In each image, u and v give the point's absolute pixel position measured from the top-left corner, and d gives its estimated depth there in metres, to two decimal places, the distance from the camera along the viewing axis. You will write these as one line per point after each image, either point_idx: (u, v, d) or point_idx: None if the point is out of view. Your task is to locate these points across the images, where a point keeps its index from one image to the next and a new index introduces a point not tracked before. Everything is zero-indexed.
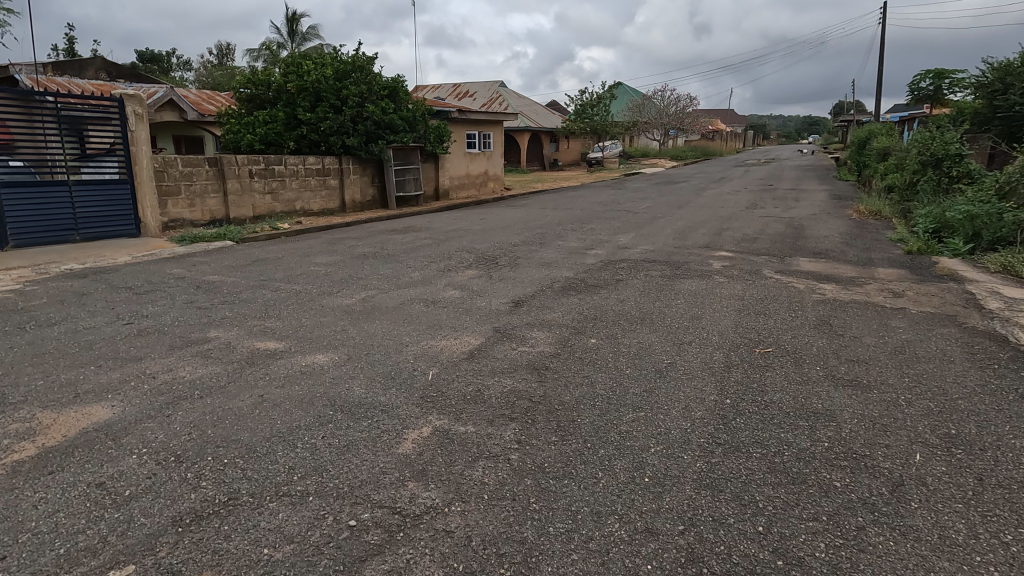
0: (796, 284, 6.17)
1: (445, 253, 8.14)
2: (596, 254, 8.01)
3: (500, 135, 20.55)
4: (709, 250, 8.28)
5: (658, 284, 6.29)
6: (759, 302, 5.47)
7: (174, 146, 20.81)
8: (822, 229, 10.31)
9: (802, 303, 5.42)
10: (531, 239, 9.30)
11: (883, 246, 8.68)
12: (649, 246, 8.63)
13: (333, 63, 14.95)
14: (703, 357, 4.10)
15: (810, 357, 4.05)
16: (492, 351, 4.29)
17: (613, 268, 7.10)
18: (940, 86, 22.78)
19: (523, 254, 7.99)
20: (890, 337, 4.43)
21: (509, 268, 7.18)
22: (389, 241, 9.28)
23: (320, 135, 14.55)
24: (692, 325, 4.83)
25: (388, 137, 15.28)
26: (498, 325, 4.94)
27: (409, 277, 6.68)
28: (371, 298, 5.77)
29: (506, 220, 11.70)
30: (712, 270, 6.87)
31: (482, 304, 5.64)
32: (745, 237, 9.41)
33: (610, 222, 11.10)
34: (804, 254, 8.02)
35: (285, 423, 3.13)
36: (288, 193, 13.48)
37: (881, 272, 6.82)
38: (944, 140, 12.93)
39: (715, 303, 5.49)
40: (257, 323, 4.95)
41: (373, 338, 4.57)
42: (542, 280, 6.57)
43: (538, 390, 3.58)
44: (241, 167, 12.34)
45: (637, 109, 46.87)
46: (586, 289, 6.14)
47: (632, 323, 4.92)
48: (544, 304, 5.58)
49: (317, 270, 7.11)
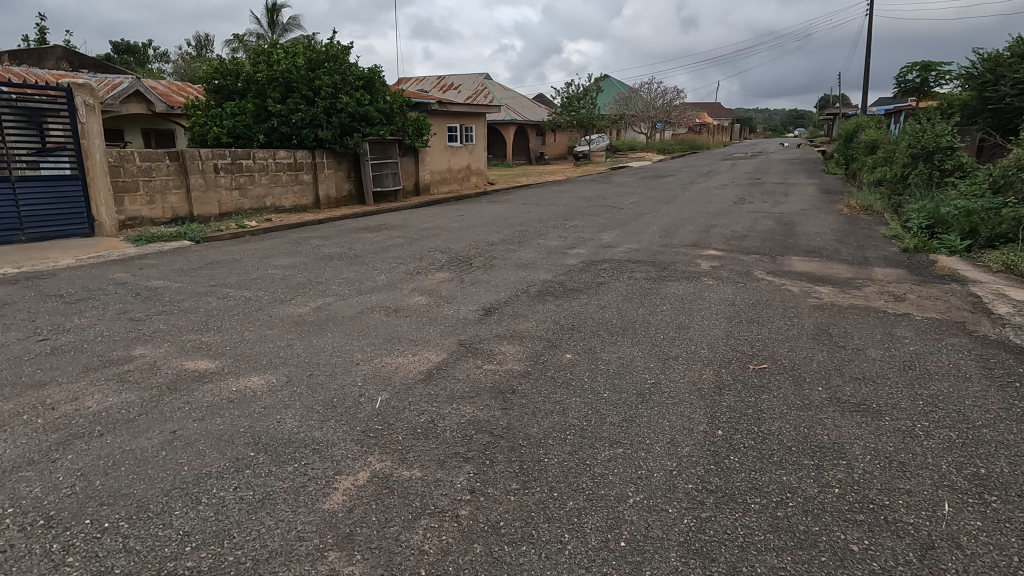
0: (790, 286, 5.73)
1: (417, 254, 7.62)
2: (578, 254, 7.53)
3: (482, 128, 19.97)
4: (696, 248, 7.84)
5: (643, 287, 5.83)
6: (750, 308, 5.02)
7: (143, 140, 19.97)
8: (813, 225, 9.91)
9: (797, 309, 4.98)
10: (510, 237, 8.80)
11: (877, 243, 8.31)
12: (634, 245, 8.17)
13: (305, 52, 14.27)
14: (689, 376, 3.63)
15: (810, 374, 3.60)
16: (453, 370, 3.79)
17: (594, 270, 6.63)
18: (927, 78, 22.61)
19: (500, 254, 7.50)
20: (896, 350, 4.00)
21: (484, 270, 6.68)
22: (359, 241, 8.73)
23: (292, 128, 13.90)
24: (677, 336, 4.36)
25: (363, 130, 14.64)
26: (464, 337, 4.44)
27: (374, 281, 6.16)
28: (327, 307, 5.25)
29: (485, 217, 11.19)
30: (700, 271, 6.42)
31: (449, 311, 5.14)
32: (734, 234, 8.98)
33: (594, 219, 10.64)
34: (796, 253, 7.60)
35: (191, 471, 2.61)
36: (257, 188, 12.83)
37: (878, 272, 6.43)
38: (935, 132, 12.61)
39: (703, 309, 5.03)
40: (191, 337, 4.41)
41: (320, 355, 4.05)
42: (516, 283, 6.08)
43: (501, 421, 3.10)
44: (205, 162, 11.67)
45: (624, 102, 46.49)
46: (565, 293, 5.65)
47: (610, 333, 4.45)
48: (518, 311, 5.09)
49: (275, 273, 6.55)
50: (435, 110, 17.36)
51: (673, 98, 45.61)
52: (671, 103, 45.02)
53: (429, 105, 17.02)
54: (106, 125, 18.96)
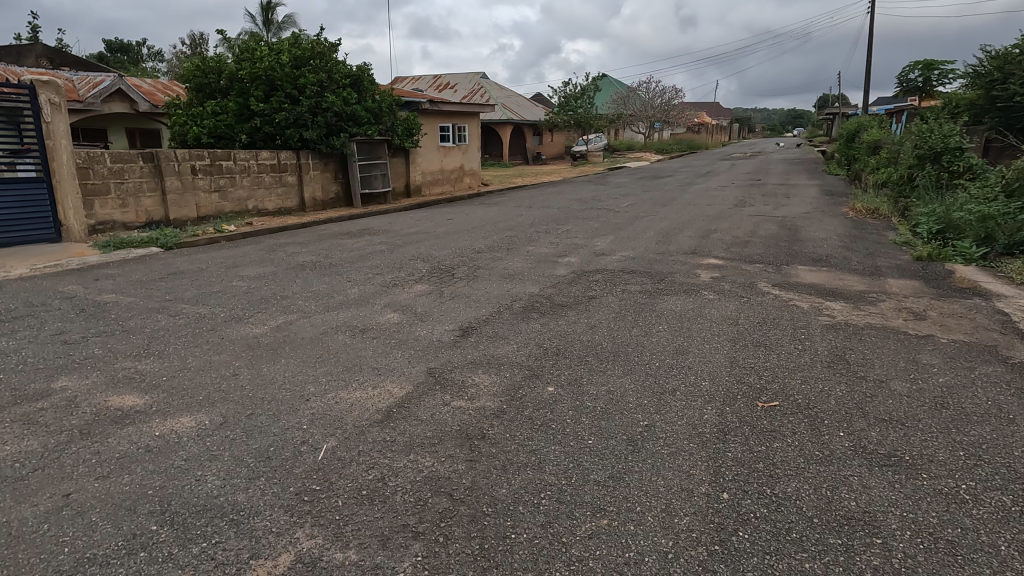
0: (799, 302, 5.23)
1: (396, 263, 7.12)
2: (569, 263, 7.04)
3: (476, 127, 19.47)
4: (695, 257, 7.35)
5: (637, 303, 5.34)
6: (756, 328, 4.53)
7: (127, 140, 19.43)
8: (818, 230, 9.42)
9: (808, 330, 4.48)
10: (498, 244, 8.30)
11: (888, 250, 7.82)
12: (629, 252, 7.68)
13: (290, 49, 13.75)
14: (688, 416, 3.14)
15: (828, 414, 3.12)
16: (417, 408, 3.29)
17: (586, 282, 6.14)
18: (929, 77, 22.21)
19: (485, 263, 7.01)
20: (924, 383, 3.51)
21: (466, 282, 6.19)
22: (338, 248, 8.22)
23: (275, 128, 13.39)
24: (675, 364, 3.86)
25: (351, 130, 14.11)
26: (434, 364, 3.93)
27: (345, 295, 5.65)
28: (288, 326, 4.75)
29: (474, 221, 10.70)
30: (700, 284, 5.93)
31: (422, 332, 4.63)
32: (735, 239, 8.49)
33: (588, 224, 10.14)
34: (803, 262, 7.10)
35: (72, 555, 2.11)
36: (238, 191, 12.33)
37: (892, 285, 5.95)
38: (943, 132, 12.14)
39: (703, 330, 4.53)
40: (126, 366, 3.90)
41: (267, 388, 3.54)
42: (500, 298, 5.57)
43: (464, 479, 2.60)
44: (182, 163, 11.16)
45: (621, 101, 46.02)
46: (551, 310, 5.15)
47: (600, 361, 3.95)
48: (498, 332, 4.60)
49: (239, 287, 6.04)
50: (426, 109, 16.84)
51: (671, 98, 45.16)
52: (669, 102, 44.56)
53: (420, 104, 16.49)
54: (89, 125, 18.42)
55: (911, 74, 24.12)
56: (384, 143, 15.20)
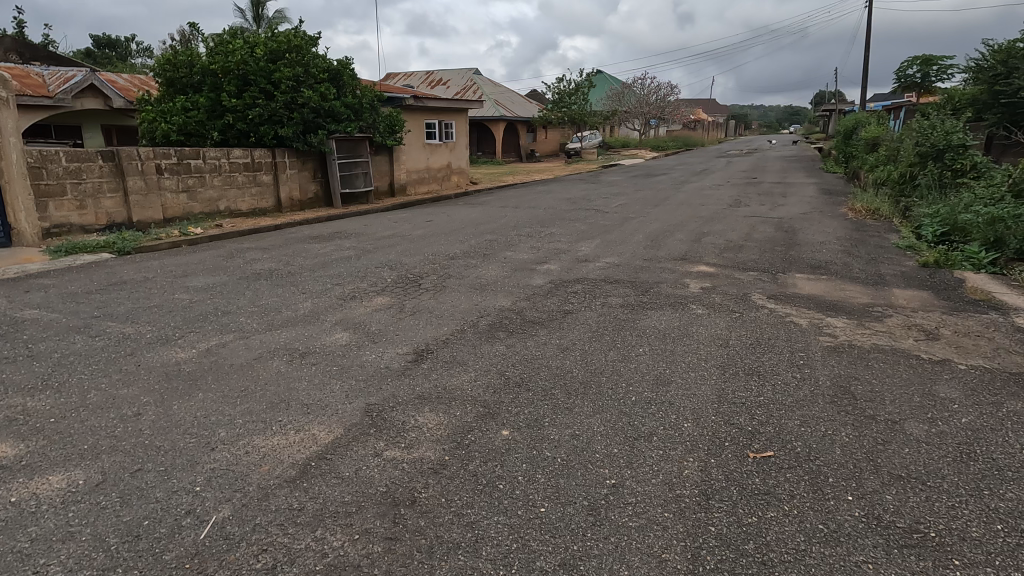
0: (797, 319, 4.69)
1: (362, 272, 6.58)
2: (548, 271, 6.51)
3: (463, 124, 18.87)
4: (685, 263, 6.82)
5: (618, 319, 4.81)
6: (749, 352, 3.99)
7: (103, 137, 18.79)
8: (817, 232, 8.89)
9: (808, 354, 3.94)
10: (475, 250, 7.75)
11: (892, 256, 7.29)
12: (614, 258, 7.14)
13: (265, 42, 13.15)
14: (664, 473, 2.61)
15: (835, 470, 2.58)
16: (341, 460, 2.74)
17: (564, 293, 5.60)
18: (928, 73, 21.76)
19: (457, 272, 6.47)
20: (946, 424, 2.97)
21: (432, 294, 5.65)
22: (302, 254, 7.66)
23: (249, 125, 12.77)
24: (654, 400, 3.31)
25: (329, 126, 13.50)
26: (374, 400, 3.38)
27: (294, 311, 5.08)
28: (219, 349, 4.19)
29: (455, 223, 10.16)
30: (689, 296, 5.40)
31: (370, 357, 4.06)
32: (729, 243, 7.96)
33: (574, 226, 9.60)
34: (801, 269, 6.56)
35: None
36: (209, 191, 11.75)
37: (899, 297, 5.43)
38: (945, 128, 11.64)
39: (689, 354, 3.99)
40: (11, 403, 3.33)
41: (167, 434, 2.98)
42: (465, 314, 5.01)
43: (376, 569, 2.06)
44: (146, 162, 10.55)
45: (616, 98, 44.92)
46: (521, 328, 4.60)
47: (567, 395, 3.40)
48: (456, 355, 4.06)
49: (181, 300, 5.48)
50: (410, 105, 16.25)
51: (666, 95, 44.68)
52: (664, 99, 44.06)
53: (404, 99, 15.90)
54: (62, 122, 17.78)
55: (909, 69, 23.64)
56: (366, 140, 14.61)
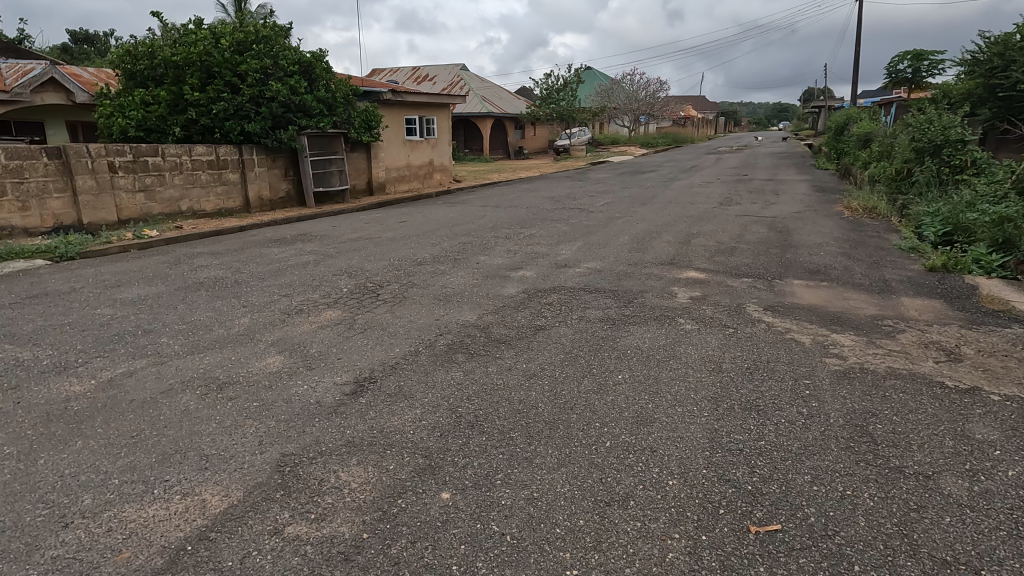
0: (798, 336, 4.12)
1: (317, 280, 5.95)
2: (522, 278, 5.92)
3: (445, 119, 18.20)
4: (673, 269, 6.26)
5: (596, 336, 4.22)
6: (744, 381, 3.40)
7: (68, 134, 17.92)
8: (812, 233, 8.37)
9: (814, 382, 3.37)
10: (446, 254, 7.14)
11: (895, 259, 6.75)
12: (596, 263, 6.57)
13: (230, 32, 12.41)
14: (642, 559, 2.01)
15: (861, 555, 2.00)
16: (225, 544, 2.12)
17: (537, 304, 5.01)
18: (919, 68, 21.39)
19: (423, 280, 5.86)
20: (991, 481, 2.40)
21: (390, 306, 5.04)
22: (257, 260, 7.01)
23: (213, 121, 12.04)
24: (631, 447, 2.72)
25: (300, 122, 12.80)
26: (292, 450, 2.76)
27: (227, 329, 4.44)
28: (125, 379, 3.55)
29: (430, 224, 9.55)
30: (678, 307, 4.83)
31: (300, 388, 3.43)
32: (720, 245, 7.41)
33: (556, 226, 9.03)
34: (799, 275, 6.02)
35: None
36: (169, 191, 11.03)
37: (908, 307, 4.89)
38: (943, 123, 11.15)
39: (674, 383, 3.40)
40: None
41: (14, 505, 2.34)
42: (422, 331, 4.39)
43: None
44: (97, 159, 9.81)
45: (603, 96, 45.29)
46: (484, 349, 4.00)
47: (527, 440, 2.81)
48: (402, 386, 3.44)
49: (103, 315, 4.82)
50: (388, 99, 15.56)
51: (656, 91, 44.38)
52: (653, 95, 43.63)
53: (381, 94, 15.20)
54: (23, 118, 16.92)
55: (900, 64, 23.28)
56: (341, 136, 13.92)
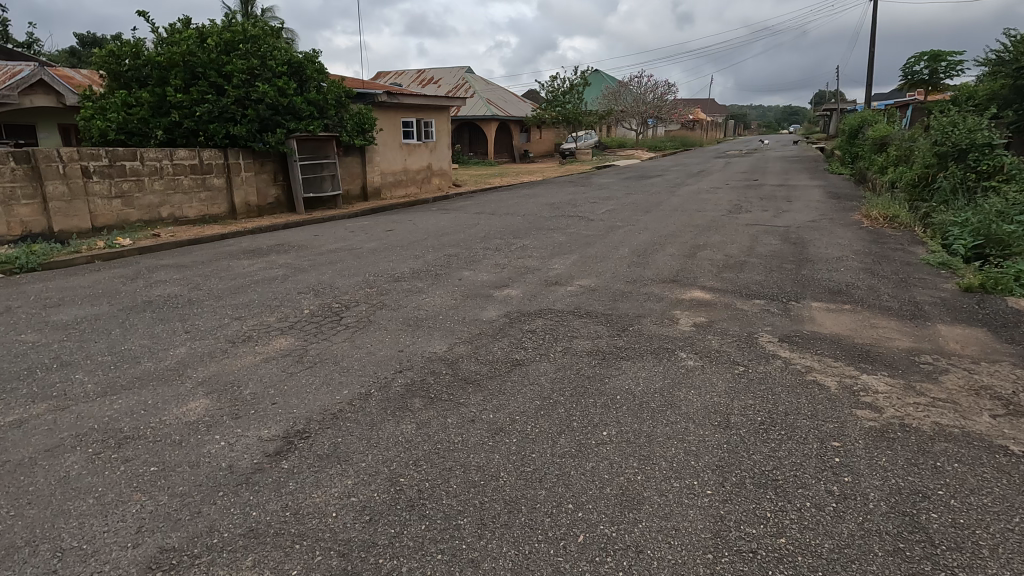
0: (821, 378, 3.46)
1: (279, 299, 5.38)
2: (505, 298, 5.32)
3: (444, 123, 17.66)
4: (676, 287, 5.62)
5: (581, 374, 3.61)
6: (758, 443, 2.76)
7: (60, 137, 17.52)
8: (829, 245, 7.69)
9: (844, 446, 2.72)
10: (428, 268, 6.56)
11: (924, 277, 6.06)
12: (590, 280, 5.96)
13: (217, 31, 11.94)
14: None
15: None
16: None
17: (519, 332, 4.40)
18: (936, 70, 20.62)
19: (395, 301, 5.28)
20: None
21: (351, 332, 4.46)
22: (222, 274, 6.44)
23: (197, 123, 11.54)
24: (609, 547, 2.09)
25: (288, 125, 12.29)
26: (176, 542, 2.16)
27: (156, 362, 3.86)
28: (13, 429, 2.97)
29: (418, 233, 8.97)
30: (678, 338, 4.20)
31: (214, 446, 2.81)
32: (728, 260, 6.77)
33: (552, 237, 8.42)
34: (817, 296, 5.36)
35: None
36: (148, 197, 10.53)
37: (946, 338, 4.22)
38: (969, 126, 10.42)
39: (670, 445, 2.77)
40: None
41: None
42: (381, 366, 3.79)
43: None
44: (70, 164, 9.31)
45: (612, 97, 44.13)
46: (447, 392, 3.39)
47: (477, 533, 2.18)
48: (339, 445, 2.84)
49: (26, 341, 4.27)
50: (383, 102, 15.04)
51: (664, 94, 43.66)
52: (661, 98, 43.02)
53: (376, 95, 14.66)
54: (13, 122, 16.53)
55: (915, 66, 22.53)
56: (332, 140, 13.40)
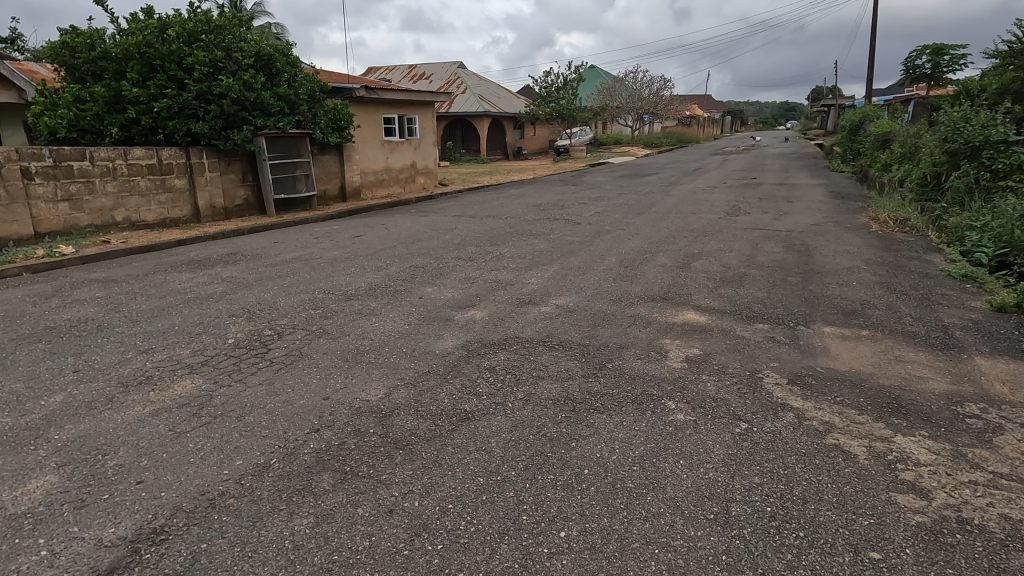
0: (845, 443, 2.72)
1: (204, 324, 4.62)
2: (468, 321, 4.60)
3: (429, 119, 16.88)
4: (665, 307, 4.89)
5: (540, 435, 2.86)
6: (769, 555, 2.02)
7: (25, 135, 16.61)
8: (837, 253, 6.96)
9: (889, 561, 1.98)
10: (387, 283, 5.82)
11: (948, 294, 5.32)
12: (569, 298, 5.23)
13: (177, 20, 11.12)
14: None
15: None
16: None
17: (475, 370, 3.66)
18: (939, 63, 19.91)
19: (339, 326, 4.53)
20: None
21: (273, 371, 3.70)
22: (153, 291, 5.68)
23: (156, 120, 10.74)
24: None
25: (256, 121, 11.51)
26: None
27: (16, 418, 3.09)
28: None
29: (388, 239, 8.23)
30: (665, 379, 3.46)
31: (26, 562, 2.06)
32: (726, 272, 6.04)
33: (533, 244, 7.69)
34: (829, 319, 4.62)
35: None
36: (100, 199, 9.74)
37: (989, 377, 3.49)
38: (982, 122, 9.67)
39: (649, 557, 2.03)
40: None
41: None
42: (294, 422, 3.04)
43: None
44: (7, 164, 8.49)
45: (607, 93, 43.41)
46: (367, 464, 2.64)
47: None
48: (199, 557, 2.09)
49: None
50: (362, 97, 14.24)
51: (660, 90, 42.91)
52: (657, 94, 42.23)
53: (353, 90, 13.86)
54: None
55: (917, 60, 21.82)
56: (305, 137, 12.61)
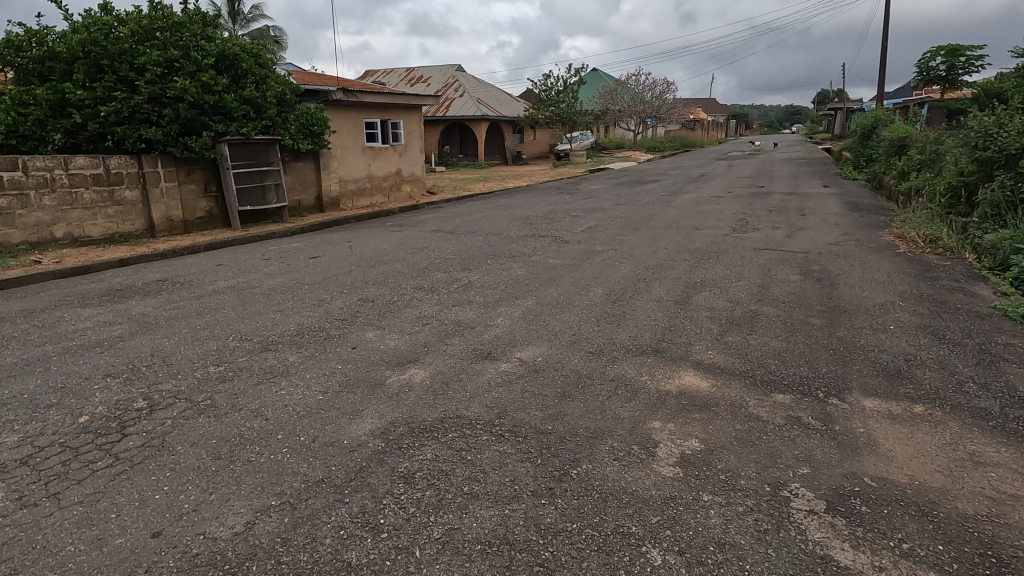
0: None
1: (65, 388, 3.61)
2: (401, 386, 3.58)
3: (414, 123, 15.89)
4: (657, 365, 3.86)
5: None
6: None
7: None
8: (864, 283, 5.91)
9: None
10: (322, 324, 4.81)
11: (1012, 344, 4.25)
12: (538, 348, 4.22)
13: (131, 16, 10.17)
14: None
15: None
16: None
17: (383, 478, 2.63)
18: (956, 65, 18.81)
19: (234, 393, 3.52)
20: None
21: (108, 476, 2.68)
22: (38, 333, 4.69)
23: (104, 126, 9.75)
24: None
25: (217, 126, 10.56)
26: None
27: None
28: None
29: (347, 260, 7.24)
30: (648, 500, 2.42)
31: None
32: (734, 310, 5.01)
33: (509, 268, 6.68)
34: (867, 385, 3.57)
35: None
36: (36, 213, 8.79)
37: None
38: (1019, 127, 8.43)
39: None
40: None
41: None
42: None
43: None
44: None
45: (609, 97, 42.48)
46: None
47: None
48: None
49: None
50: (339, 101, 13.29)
51: (662, 93, 41.93)
52: (660, 97, 41.25)
53: (329, 92, 12.89)
54: None
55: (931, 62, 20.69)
56: (275, 144, 11.68)
